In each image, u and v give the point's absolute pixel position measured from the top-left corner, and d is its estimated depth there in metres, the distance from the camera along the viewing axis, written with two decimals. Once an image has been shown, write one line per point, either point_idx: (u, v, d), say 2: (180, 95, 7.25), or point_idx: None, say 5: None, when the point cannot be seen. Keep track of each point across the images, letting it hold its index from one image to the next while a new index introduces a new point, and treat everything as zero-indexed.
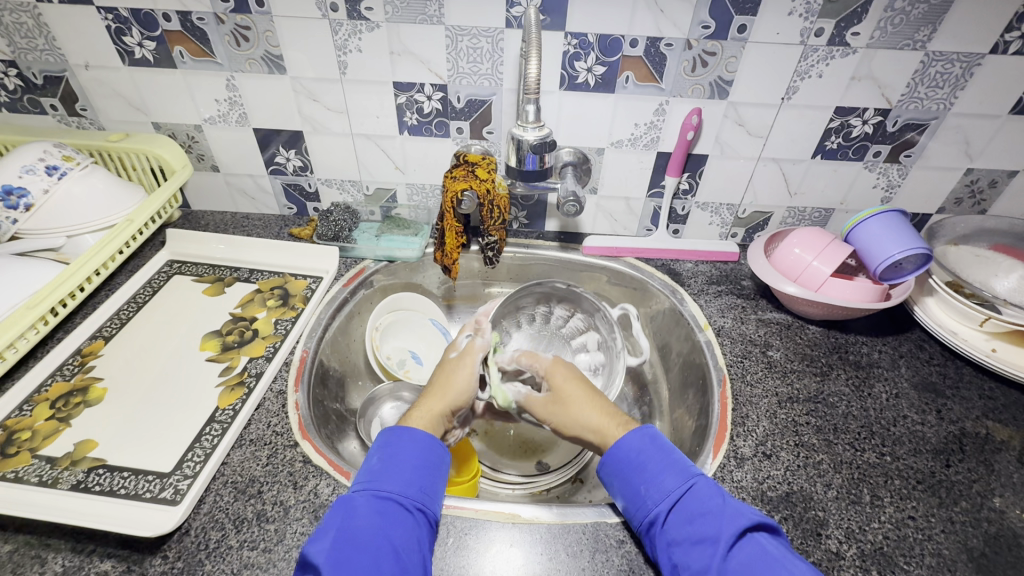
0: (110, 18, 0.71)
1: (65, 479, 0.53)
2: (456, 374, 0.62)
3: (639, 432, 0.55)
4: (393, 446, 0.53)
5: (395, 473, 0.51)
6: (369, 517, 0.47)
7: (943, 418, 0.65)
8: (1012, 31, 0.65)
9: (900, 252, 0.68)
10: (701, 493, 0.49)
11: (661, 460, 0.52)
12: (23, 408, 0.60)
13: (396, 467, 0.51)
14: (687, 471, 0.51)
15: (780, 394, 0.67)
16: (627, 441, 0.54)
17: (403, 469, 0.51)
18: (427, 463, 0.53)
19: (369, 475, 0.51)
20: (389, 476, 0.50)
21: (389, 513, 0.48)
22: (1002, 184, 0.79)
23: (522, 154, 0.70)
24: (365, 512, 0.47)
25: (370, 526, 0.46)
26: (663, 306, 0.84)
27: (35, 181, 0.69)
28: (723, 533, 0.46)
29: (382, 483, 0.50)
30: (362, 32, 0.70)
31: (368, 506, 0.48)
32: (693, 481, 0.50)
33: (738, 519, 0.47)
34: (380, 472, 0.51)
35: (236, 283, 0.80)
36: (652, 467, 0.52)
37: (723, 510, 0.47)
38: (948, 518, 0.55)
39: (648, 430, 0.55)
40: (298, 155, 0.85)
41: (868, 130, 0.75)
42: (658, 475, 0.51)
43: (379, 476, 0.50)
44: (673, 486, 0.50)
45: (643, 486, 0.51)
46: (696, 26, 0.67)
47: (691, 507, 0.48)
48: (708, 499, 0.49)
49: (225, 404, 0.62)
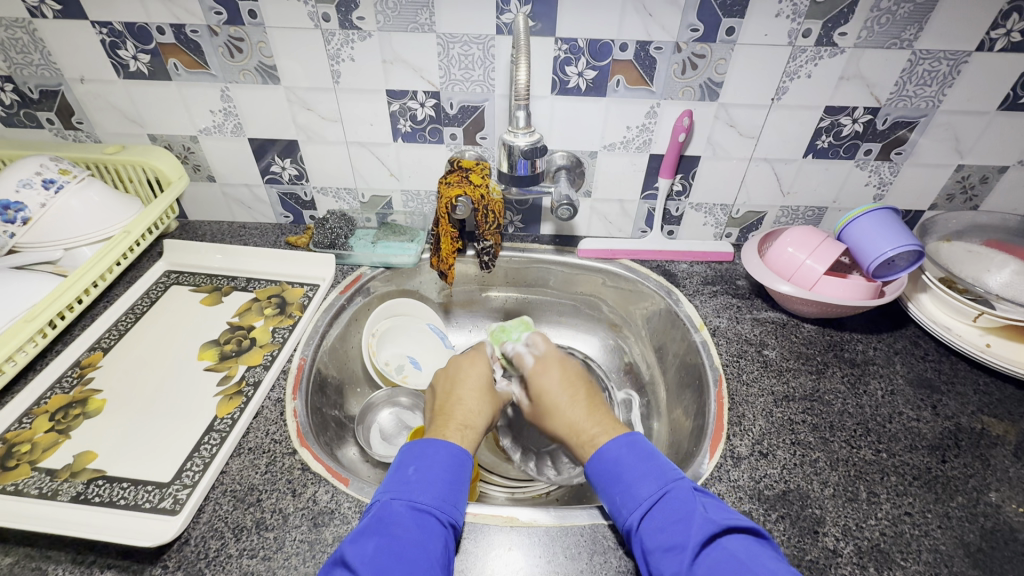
0: (105, 32, 0.71)
1: (64, 491, 0.54)
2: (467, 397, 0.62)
3: (619, 440, 0.55)
4: (425, 456, 0.53)
5: (428, 484, 0.51)
6: (406, 526, 0.47)
7: (939, 414, 0.65)
8: (998, 28, 0.65)
9: (892, 250, 0.68)
10: (674, 501, 0.49)
11: (636, 468, 0.52)
12: (23, 420, 0.61)
13: (430, 478, 0.51)
14: (663, 478, 0.51)
15: (776, 392, 0.67)
16: (606, 450, 0.55)
17: (434, 481, 0.51)
18: (457, 475, 0.53)
19: (403, 485, 0.51)
20: (422, 487, 0.50)
21: (424, 525, 0.48)
22: (993, 180, 0.80)
23: (513, 160, 0.71)
24: (403, 521, 0.47)
25: (406, 535, 0.46)
26: (659, 306, 0.84)
27: (32, 196, 0.70)
28: (690, 541, 0.46)
29: (414, 495, 0.50)
30: (354, 41, 0.71)
31: (405, 515, 0.48)
32: (667, 488, 0.50)
33: (705, 527, 0.47)
34: (412, 483, 0.51)
35: (233, 292, 0.81)
36: (628, 474, 0.52)
37: (691, 518, 0.48)
38: (945, 514, 0.55)
39: (632, 437, 0.56)
40: (293, 164, 0.85)
41: (859, 128, 0.76)
42: (633, 484, 0.52)
43: (413, 486, 0.50)
44: (646, 493, 0.50)
45: (619, 495, 0.52)
46: (684, 29, 0.68)
47: (662, 515, 0.49)
48: (680, 507, 0.49)
49: (222, 412, 0.62)
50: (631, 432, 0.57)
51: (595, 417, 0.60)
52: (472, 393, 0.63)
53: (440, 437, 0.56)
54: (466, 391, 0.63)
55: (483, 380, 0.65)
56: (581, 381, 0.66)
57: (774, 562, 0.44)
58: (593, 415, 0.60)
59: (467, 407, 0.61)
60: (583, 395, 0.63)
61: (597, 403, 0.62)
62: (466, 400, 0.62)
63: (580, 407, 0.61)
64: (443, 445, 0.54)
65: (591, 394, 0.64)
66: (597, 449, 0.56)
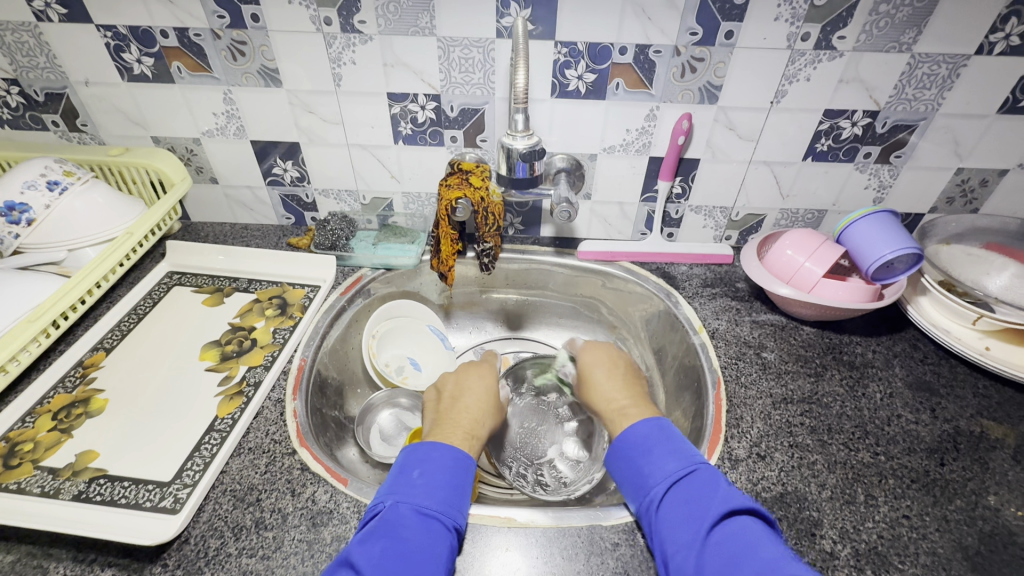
0: (109, 35, 0.72)
1: (66, 490, 0.54)
2: (459, 408, 0.63)
3: (650, 422, 0.56)
4: (430, 460, 0.53)
5: (432, 488, 0.51)
6: (415, 529, 0.47)
7: (938, 417, 0.65)
8: (997, 32, 0.65)
9: (891, 253, 0.69)
10: (700, 477, 0.50)
11: (667, 446, 0.53)
12: (26, 419, 0.61)
13: (435, 483, 0.52)
14: (692, 454, 0.52)
15: (774, 395, 0.67)
16: (635, 429, 0.56)
17: (440, 486, 0.52)
18: (461, 480, 0.53)
19: (407, 488, 0.51)
20: (427, 492, 0.51)
21: (431, 528, 0.48)
22: (993, 183, 0.80)
23: (512, 162, 0.71)
24: (411, 524, 0.48)
25: (414, 539, 0.47)
26: (658, 309, 0.84)
27: (37, 197, 0.71)
28: (711, 513, 0.47)
29: (420, 498, 0.50)
30: (355, 45, 0.71)
31: (413, 519, 0.48)
32: (695, 464, 0.51)
33: (728, 501, 0.47)
34: (418, 487, 0.51)
35: (234, 293, 0.81)
36: (656, 451, 0.53)
37: (715, 492, 0.48)
38: (942, 517, 0.55)
39: (661, 421, 0.56)
40: (294, 166, 0.86)
41: (858, 132, 0.76)
42: (661, 458, 0.52)
43: (418, 491, 0.51)
44: (673, 467, 0.51)
45: (646, 469, 0.52)
46: (683, 33, 0.68)
47: (685, 489, 0.49)
48: (705, 483, 0.49)
49: (223, 413, 0.63)
50: (658, 416, 0.57)
51: (629, 392, 0.63)
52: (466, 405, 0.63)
53: (446, 441, 0.56)
54: (457, 404, 0.63)
55: (488, 391, 0.66)
56: (624, 363, 0.69)
57: (788, 547, 0.44)
58: (628, 391, 0.63)
59: (472, 415, 0.62)
60: (622, 373, 0.66)
61: (634, 383, 0.65)
62: (458, 410, 0.62)
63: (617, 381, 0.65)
64: (446, 448, 0.55)
65: (632, 374, 0.67)
66: (628, 426, 0.57)
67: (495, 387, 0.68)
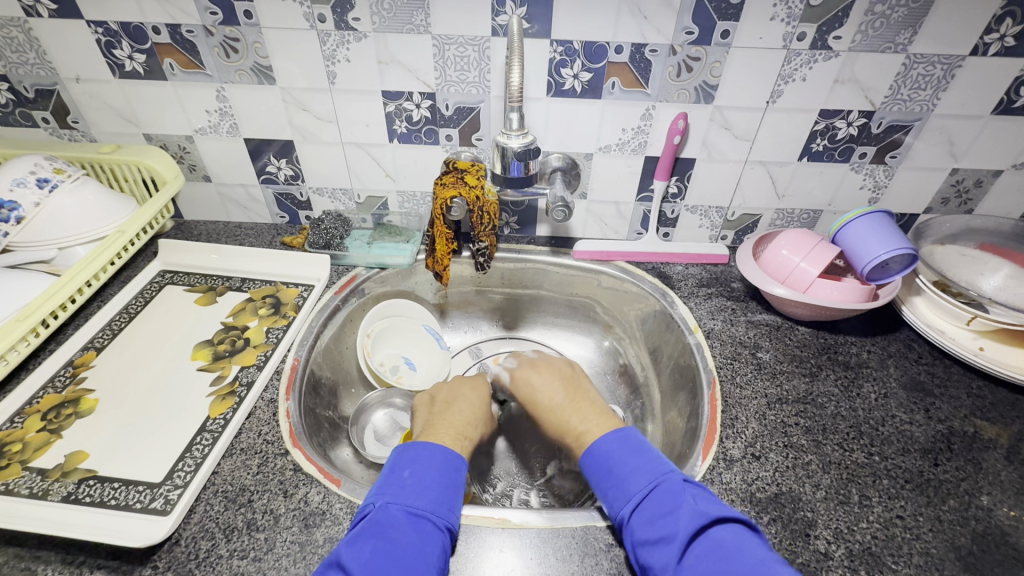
0: (100, 31, 0.71)
1: (55, 491, 0.54)
2: (449, 412, 0.63)
3: (611, 435, 0.56)
4: (420, 459, 0.53)
5: (423, 488, 0.51)
6: (405, 530, 0.47)
7: (931, 417, 0.65)
8: (991, 32, 0.66)
9: (886, 253, 0.69)
10: (664, 493, 0.50)
11: (628, 463, 0.53)
12: (14, 419, 0.61)
13: (426, 482, 0.51)
14: (656, 471, 0.52)
15: (769, 395, 0.67)
16: (598, 446, 0.56)
17: (430, 486, 0.51)
18: (452, 480, 0.53)
19: (398, 488, 0.51)
20: (418, 492, 0.50)
21: (422, 529, 0.48)
22: (987, 184, 0.80)
23: (507, 161, 0.71)
24: (401, 524, 0.47)
25: (405, 539, 0.46)
26: (654, 309, 0.84)
27: (26, 194, 0.70)
28: (679, 533, 0.46)
29: (411, 499, 0.50)
30: (349, 42, 0.71)
31: (403, 520, 0.48)
32: (659, 482, 0.51)
33: (694, 518, 0.47)
34: (409, 487, 0.51)
35: (227, 292, 0.81)
36: (619, 469, 0.53)
37: (680, 508, 0.48)
38: (936, 517, 0.55)
39: (624, 432, 0.57)
40: (288, 164, 0.85)
41: (853, 132, 0.76)
42: (625, 478, 0.52)
43: (409, 491, 0.50)
44: (638, 488, 0.51)
45: (611, 489, 0.53)
46: (679, 32, 0.68)
47: (652, 507, 0.49)
48: (670, 501, 0.49)
49: (215, 413, 0.62)
50: (622, 427, 0.58)
51: (577, 411, 0.61)
52: (458, 412, 0.63)
53: (436, 442, 0.56)
54: (449, 409, 0.63)
55: (481, 400, 0.67)
56: (563, 377, 0.67)
57: (764, 553, 0.44)
58: (577, 410, 0.62)
59: (464, 418, 0.62)
60: (562, 390, 0.65)
61: (580, 399, 0.63)
62: (449, 415, 0.62)
63: (562, 399, 0.64)
64: (435, 449, 0.55)
65: (573, 388, 0.65)
66: (592, 441, 0.57)
67: (486, 398, 0.68)
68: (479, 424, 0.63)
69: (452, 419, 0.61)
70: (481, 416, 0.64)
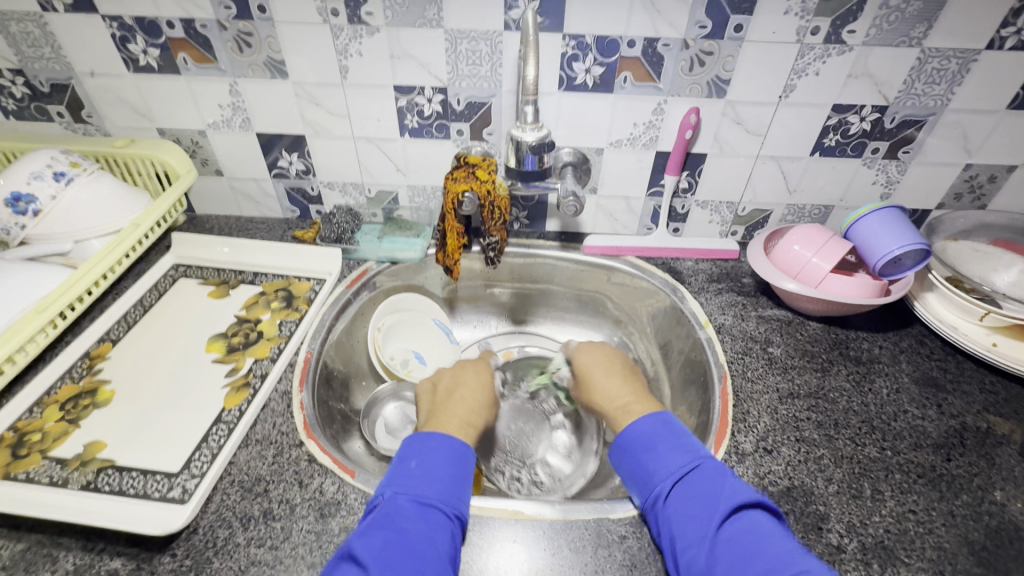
0: (115, 26, 0.72)
1: (75, 480, 0.54)
2: (452, 401, 0.62)
3: (653, 416, 0.56)
4: (428, 449, 0.54)
5: (430, 478, 0.51)
6: (415, 520, 0.47)
7: (944, 413, 0.65)
8: (1008, 26, 0.65)
9: (900, 248, 0.68)
10: (705, 473, 0.50)
11: (671, 441, 0.53)
12: (33, 410, 0.61)
13: (433, 472, 0.52)
14: (694, 451, 0.52)
15: (780, 390, 0.67)
16: (640, 425, 0.55)
17: (438, 475, 0.52)
18: (460, 469, 0.53)
19: (406, 479, 0.51)
20: (425, 482, 0.51)
21: (431, 518, 0.48)
22: (1001, 179, 0.79)
23: (521, 155, 0.71)
24: (410, 515, 0.48)
25: (414, 529, 0.47)
26: (664, 304, 0.84)
27: (43, 187, 0.71)
28: (720, 510, 0.47)
29: (418, 489, 0.50)
30: (362, 36, 0.71)
31: (411, 510, 0.48)
32: (700, 461, 0.51)
33: (737, 498, 0.48)
34: (414, 478, 0.51)
35: (240, 286, 0.81)
36: (661, 446, 0.53)
37: (722, 488, 0.48)
38: (948, 512, 0.55)
39: (665, 414, 0.56)
40: (300, 159, 0.86)
41: (866, 127, 0.76)
42: (665, 454, 0.52)
43: (416, 481, 0.51)
44: (679, 464, 0.51)
45: (650, 462, 0.52)
46: (692, 26, 0.68)
47: (693, 484, 0.49)
48: (711, 479, 0.49)
49: (231, 404, 0.63)
50: (660, 411, 0.57)
51: (631, 390, 0.62)
52: (462, 400, 0.62)
53: (441, 431, 0.56)
54: (452, 397, 0.63)
55: (484, 383, 0.66)
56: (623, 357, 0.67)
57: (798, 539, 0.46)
58: (628, 385, 0.62)
59: (467, 407, 0.62)
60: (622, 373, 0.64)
61: (632, 376, 0.64)
62: (453, 403, 0.62)
63: (615, 374, 0.64)
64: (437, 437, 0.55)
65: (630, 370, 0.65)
66: (631, 422, 0.56)
67: (491, 381, 0.68)
68: (484, 409, 0.63)
69: (455, 408, 0.61)
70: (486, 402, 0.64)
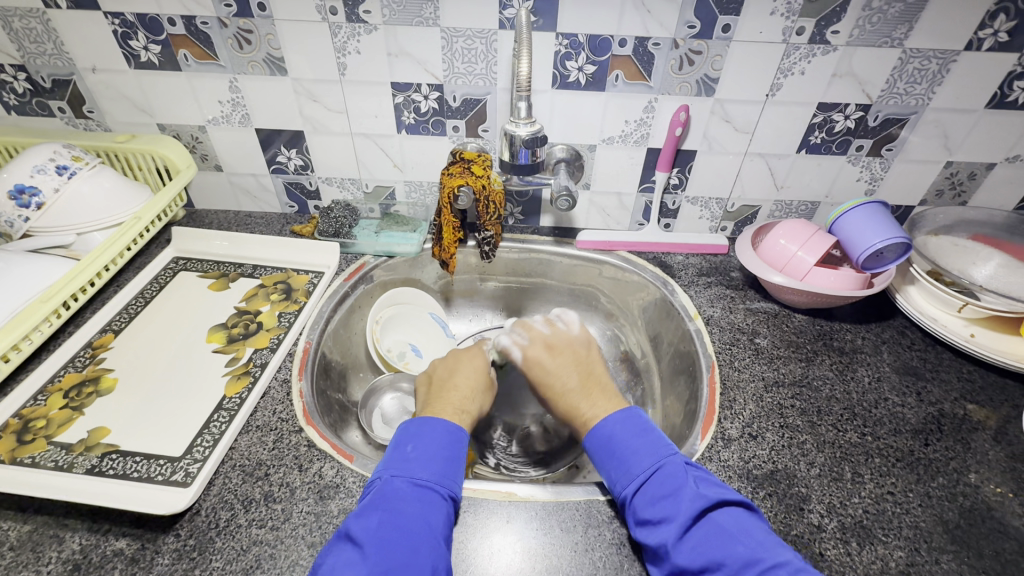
0: (117, 22, 0.73)
1: (80, 464, 0.56)
2: (449, 390, 0.64)
3: (614, 418, 0.58)
4: (423, 434, 0.55)
5: (426, 461, 0.53)
6: (410, 500, 0.49)
7: (923, 400, 0.67)
8: (985, 28, 0.67)
9: (881, 242, 0.71)
10: (666, 476, 0.52)
11: (632, 445, 0.55)
12: (38, 397, 0.63)
13: (428, 455, 0.53)
14: (657, 453, 0.54)
15: (766, 378, 0.70)
16: (602, 429, 0.58)
17: (433, 458, 0.53)
18: (454, 451, 0.55)
19: (403, 462, 0.53)
20: (421, 465, 0.52)
21: (427, 499, 0.50)
22: (980, 177, 0.82)
23: (515, 150, 0.73)
24: (407, 496, 0.49)
25: (410, 509, 0.48)
26: (654, 297, 0.86)
27: (46, 180, 0.72)
28: (680, 514, 0.48)
29: (414, 471, 0.52)
30: (360, 34, 0.73)
31: (407, 490, 0.50)
32: (661, 464, 0.53)
33: (696, 501, 0.49)
34: (410, 461, 0.53)
35: (240, 278, 0.83)
36: (624, 450, 0.55)
37: (682, 491, 0.50)
38: (925, 493, 0.57)
39: (629, 412, 0.59)
40: (298, 154, 0.87)
41: (851, 124, 0.78)
42: (628, 459, 0.54)
43: (412, 464, 0.52)
44: (640, 469, 0.53)
45: (615, 468, 0.55)
46: (682, 26, 0.70)
47: (654, 488, 0.51)
48: (671, 482, 0.51)
49: (231, 392, 0.64)
50: (631, 409, 0.59)
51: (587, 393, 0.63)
52: (460, 391, 0.64)
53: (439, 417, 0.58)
54: (449, 387, 0.64)
55: (477, 370, 0.68)
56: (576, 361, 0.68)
57: (762, 535, 0.47)
58: (587, 393, 0.63)
59: (464, 394, 0.63)
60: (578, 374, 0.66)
61: (594, 381, 0.65)
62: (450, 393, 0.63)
63: (576, 384, 0.64)
64: (435, 425, 0.56)
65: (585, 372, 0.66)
66: (597, 423, 0.59)
67: (484, 366, 0.69)
68: (479, 397, 0.65)
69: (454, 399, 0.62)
70: (482, 390, 0.66)
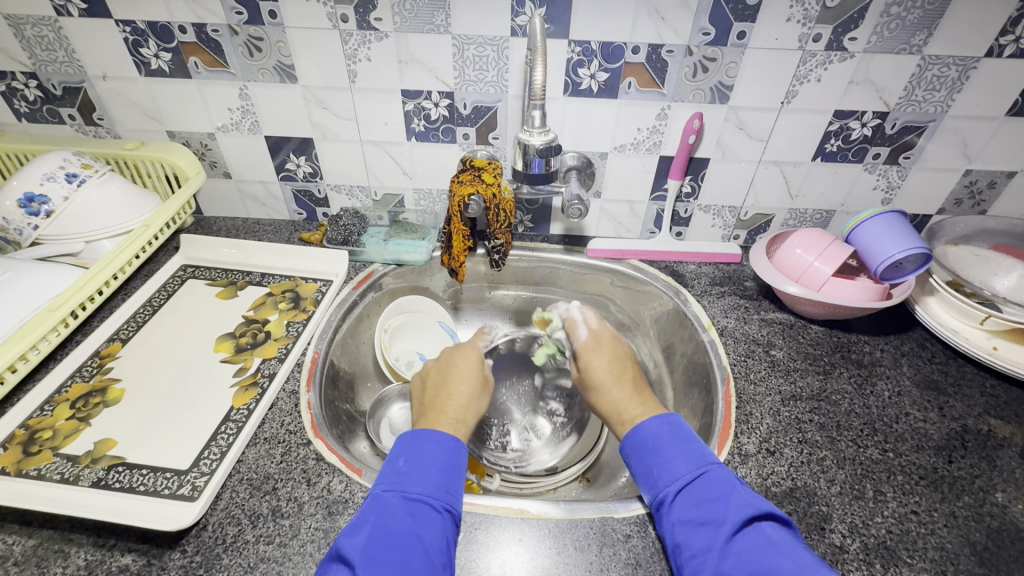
0: (128, 30, 0.73)
1: (86, 476, 0.55)
2: (448, 399, 0.62)
3: (660, 418, 0.57)
4: (415, 446, 0.54)
5: (419, 473, 0.51)
6: (400, 516, 0.48)
7: (945, 415, 0.65)
8: (1007, 34, 0.66)
9: (900, 252, 0.69)
10: (713, 481, 0.50)
11: (676, 447, 0.54)
12: (44, 407, 0.62)
13: (420, 467, 0.52)
14: (701, 458, 0.53)
15: (783, 392, 0.68)
16: (645, 427, 0.56)
17: (426, 470, 0.52)
18: (451, 462, 0.53)
19: (395, 476, 0.51)
20: (413, 477, 0.51)
21: (418, 513, 0.49)
22: (1000, 185, 0.80)
23: (528, 158, 0.72)
24: (398, 512, 0.48)
25: (400, 525, 0.47)
26: (667, 307, 0.85)
27: (56, 188, 0.71)
28: (728, 519, 0.47)
29: (406, 484, 0.50)
30: (371, 41, 0.72)
31: (398, 506, 0.49)
32: (706, 468, 0.52)
33: (744, 508, 0.48)
34: (401, 475, 0.51)
35: (248, 287, 0.82)
36: (667, 450, 0.54)
37: (730, 499, 0.49)
38: (950, 513, 0.55)
39: (672, 418, 0.57)
40: (307, 162, 0.87)
41: (867, 132, 0.77)
42: (671, 459, 0.53)
43: (405, 477, 0.51)
44: (684, 470, 0.52)
45: (655, 468, 0.53)
46: (696, 33, 0.69)
47: (699, 492, 0.50)
48: (717, 487, 0.50)
49: (239, 403, 0.63)
50: (668, 413, 0.58)
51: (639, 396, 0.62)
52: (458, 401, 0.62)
53: (434, 429, 0.56)
54: (444, 394, 0.63)
55: (471, 368, 0.66)
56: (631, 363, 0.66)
57: (810, 550, 0.45)
58: (639, 395, 0.62)
59: (459, 403, 0.62)
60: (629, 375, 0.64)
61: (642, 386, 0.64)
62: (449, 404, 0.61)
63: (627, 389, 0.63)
64: (433, 440, 0.54)
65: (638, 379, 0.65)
66: (637, 423, 0.58)
67: (479, 364, 0.67)
68: (476, 403, 0.64)
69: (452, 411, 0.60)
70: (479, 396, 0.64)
